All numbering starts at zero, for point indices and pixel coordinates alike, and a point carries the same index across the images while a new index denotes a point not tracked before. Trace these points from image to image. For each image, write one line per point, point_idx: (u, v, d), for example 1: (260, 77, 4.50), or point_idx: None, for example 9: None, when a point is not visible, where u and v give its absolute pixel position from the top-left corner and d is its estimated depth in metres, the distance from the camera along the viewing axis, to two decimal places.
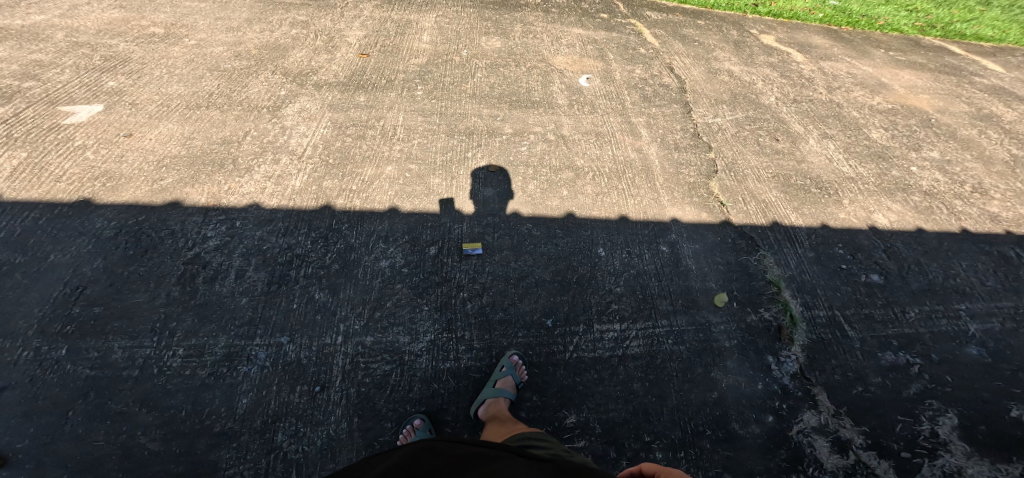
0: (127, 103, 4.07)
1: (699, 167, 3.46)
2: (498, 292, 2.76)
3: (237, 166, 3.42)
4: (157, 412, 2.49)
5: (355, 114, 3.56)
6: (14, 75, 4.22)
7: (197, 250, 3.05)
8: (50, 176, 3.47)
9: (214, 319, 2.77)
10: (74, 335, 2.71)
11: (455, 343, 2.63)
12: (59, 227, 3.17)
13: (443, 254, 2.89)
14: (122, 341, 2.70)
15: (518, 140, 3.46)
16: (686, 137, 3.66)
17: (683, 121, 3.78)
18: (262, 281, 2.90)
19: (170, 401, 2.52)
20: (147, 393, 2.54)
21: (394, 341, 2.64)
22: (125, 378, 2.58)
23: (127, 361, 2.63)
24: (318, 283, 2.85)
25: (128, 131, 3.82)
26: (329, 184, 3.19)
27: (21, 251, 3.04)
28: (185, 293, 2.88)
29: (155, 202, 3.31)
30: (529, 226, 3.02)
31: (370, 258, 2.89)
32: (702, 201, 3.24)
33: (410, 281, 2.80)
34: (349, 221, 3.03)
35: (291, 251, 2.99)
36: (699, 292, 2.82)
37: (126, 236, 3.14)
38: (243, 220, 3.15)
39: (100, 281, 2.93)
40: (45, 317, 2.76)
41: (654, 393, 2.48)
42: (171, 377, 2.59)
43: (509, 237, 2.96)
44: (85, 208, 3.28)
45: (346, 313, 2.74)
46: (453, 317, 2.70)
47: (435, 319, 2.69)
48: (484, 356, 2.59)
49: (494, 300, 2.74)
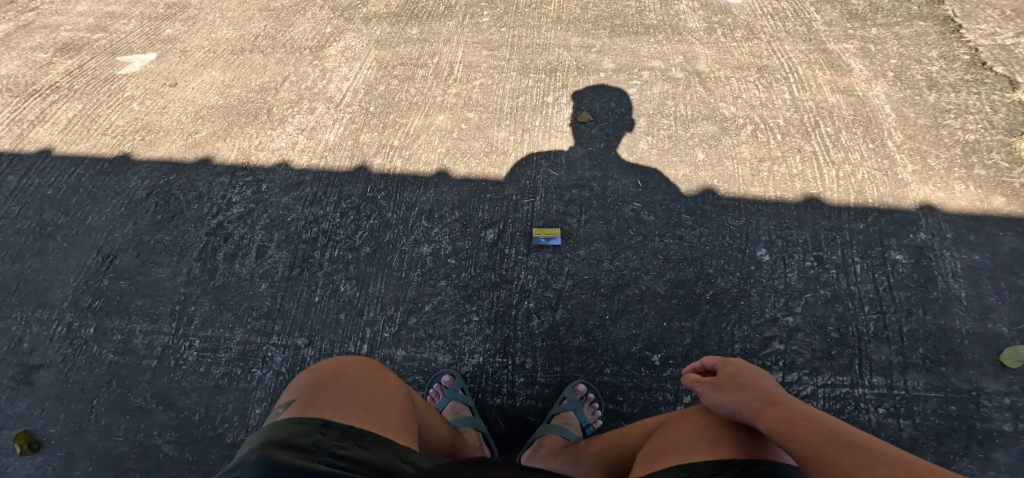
0: (178, 50, 3.53)
1: (988, 115, 2.15)
2: (581, 307, 1.83)
3: (272, 116, 2.76)
4: (173, 412, 1.92)
5: (404, 50, 2.75)
6: (86, 27, 3.77)
7: (220, 219, 2.39)
8: (97, 129, 3.03)
9: (231, 307, 2.13)
10: (102, 311, 2.20)
11: (511, 373, 1.78)
12: (100, 184, 2.70)
13: (503, 241, 1.98)
14: (144, 323, 2.15)
15: (625, 78, 2.43)
16: (925, 73, 2.33)
17: (948, 45, 2.42)
18: (284, 263, 2.17)
19: (185, 401, 1.94)
20: (166, 388, 1.98)
21: (432, 358, 1.84)
22: (145, 369, 2.03)
23: (147, 349, 2.08)
24: (345, 272, 2.06)
25: (173, 81, 3.31)
26: (366, 138, 2.36)
27: (63, 211, 2.60)
28: (204, 272, 2.26)
29: (186, 159, 2.73)
30: (642, 210, 2.01)
31: (409, 241, 2.05)
32: (994, 174, 1.98)
33: (457, 279, 1.94)
34: (386, 189, 2.17)
35: (317, 226, 2.19)
36: (971, 339, 1.65)
37: (156, 198, 2.60)
38: (270, 183, 2.41)
39: (129, 249, 2.40)
40: (78, 288, 2.28)
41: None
42: (188, 373, 2.00)
43: (616, 224, 1.98)
44: (123, 164, 2.78)
45: (371, 314, 1.96)
46: (512, 337, 1.83)
47: (487, 336, 1.84)
48: (549, 396, 1.74)
49: (572, 318, 1.81)
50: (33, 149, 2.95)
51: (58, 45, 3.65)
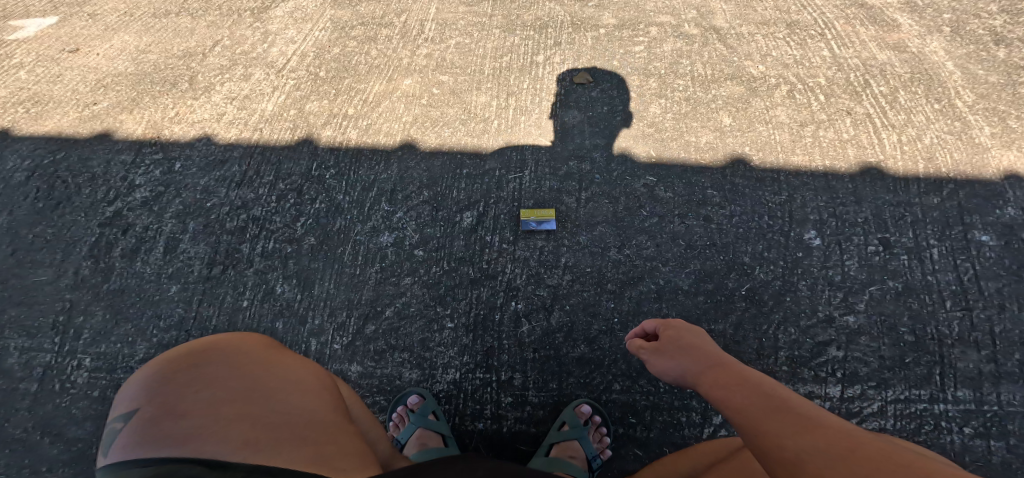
0: (84, 12, 2.83)
1: None
2: (582, 308, 1.47)
3: (195, 84, 2.29)
4: (62, 446, 1.47)
5: (365, 8, 2.31)
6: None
7: (120, 206, 1.89)
8: None
9: (133, 315, 1.67)
10: None
11: (496, 391, 1.42)
12: None
13: (484, 226, 1.60)
14: (19, 338, 1.64)
15: (631, 33, 1.93)
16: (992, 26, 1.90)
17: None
18: (202, 258, 1.71)
19: (78, 432, 1.49)
20: (47, 421, 1.52)
21: (396, 375, 1.47)
22: (22, 395, 1.55)
23: (25, 370, 1.59)
24: (281, 269, 1.63)
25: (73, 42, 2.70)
26: (314, 107, 1.94)
27: None
28: (97, 273, 1.76)
29: (80, 134, 2.20)
30: (657, 186, 1.59)
31: (366, 229, 1.64)
32: None
33: (426, 275, 1.56)
34: (337, 165, 1.75)
35: (245, 212, 1.75)
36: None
37: (39, 182, 2.05)
38: (186, 161, 1.95)
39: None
40: None
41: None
42: (77, 401, 1.54)
43: (624, 202, 1.58)
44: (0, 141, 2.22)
45: (316, 322, 1.55)
46: (497, 346, 1.47)
47: (464, 346, 1.48)
48: (544, 419, 1.40)
49: (572, 322, 1.46)
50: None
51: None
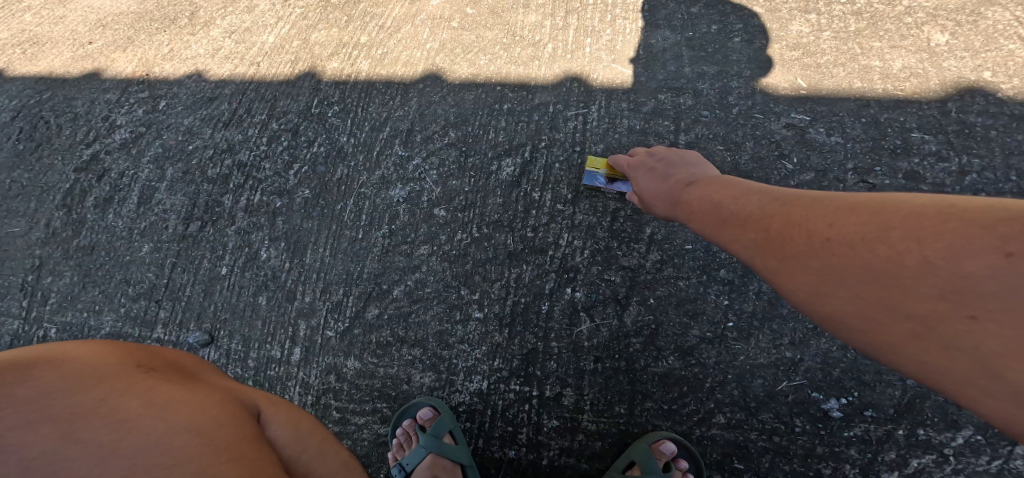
0: None
1: None
2: (667, 300, 1.05)
3: (195, 21, 1.97)
4: None
5: None
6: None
7: (98, 147, 1.57)
8: None
9: (95, 278, 1.36)
10: None
11: (533, 413, 1.01)
12: None
13: (530, 179, 1.18)
14: None
15: None
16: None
17: None
18: (177, 211, 1.37)
19: None
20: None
21: (403, 378, 1.08)
22: None
23: None
24: (268, 227, 1.27)
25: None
26: (321, 36, 1.54)
27: None
28: (64, 226, 1.46)
29: (69, 73, 1.92)
30: (812, 126, 1.13)
31: (375, 179, 1.25)
32: None
33: (449, 242, 1.16)
34: (344, 100, 1.37)
35: (231, 156, 1.39)
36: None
37: (21, 124, 1.82)
38: (172, 98, 1.61)
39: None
40: None
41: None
42: None
43: (753, 148, 1.13)
44: None
45: (306, 300, 1.17)
46: (542, 346, 1.05)
47: (496, 343, 1.07)
48: (605, 455, 0.99)
49: (650, 318, 1.05)
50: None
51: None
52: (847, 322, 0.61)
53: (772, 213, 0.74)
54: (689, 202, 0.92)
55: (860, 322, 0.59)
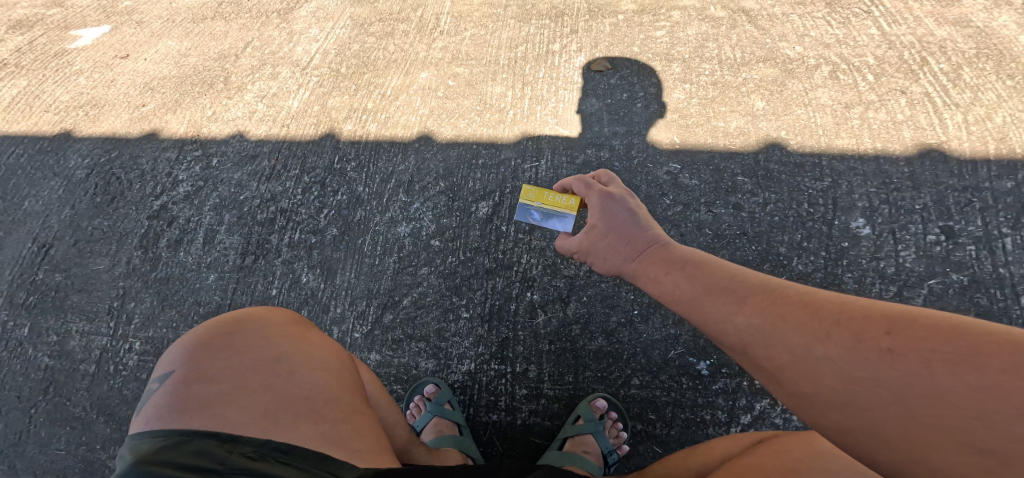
0: (134, 21, 3.12)
1: None
2: (600, 299, 1.47)
3: (229, 84, 2.34)
4: (118, 425, 1.67)
5: (385, 5, 2.26)
6: (41, 4, 3.41)
7: (165, 200, 2.00)
8: (41, 107, 2.72)
9: (174, 303, 1.78)
10: (36, 309, 1.89)
11: (509, 383, 1.42)
12: (39, 165, 2.35)
13: (500, 216, 1.59)
14: (81, 322, 1.83)
15: (650, 20, 1.83)
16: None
17: None
18: (235, 248, 1.79)
19: (129, 412, 1.67)
20: (105, 398, 1.71)
21: (413, 365, 1.48)
22: (83, 375, 1.75)
23: (85, 352, 1.78)
24: (306, 257, 1.68)
25: (124, 53, 2.84)
26: (336, 102, 1.96)
27: None
28: (145, 262, 1.89)
29: (131, 133, 2.31)
30: (681, 173, 1.52)
31: (383, 218, 1.67)
32: None
33: (442, 263, 1.57)
34: (357, 157, 1.79)
35: (273, 204, 1.81)
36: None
37: (96, 178, 2.22)
38: (222, 156, 2.02)
39: (64, 237, 2.06)
40: (10, 281, 1.98)
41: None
42: (127, 382, 1.72)
43: (646, 190, 1.51)
44: (65, 142, 2.38)
45: (338, 311, 1.58)
46: (512, 336, 1.46)
47: (479, 337, 1.47)
48: (560, 413, 1.39)
49: (587, 312, 1.46)
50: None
51: (13, 24, 3.33)
52: (883, 432, 0.68)
53: (782, 304, 0.82)
54: (675, 270, 0.99)
55: (902, 437, 0.66)
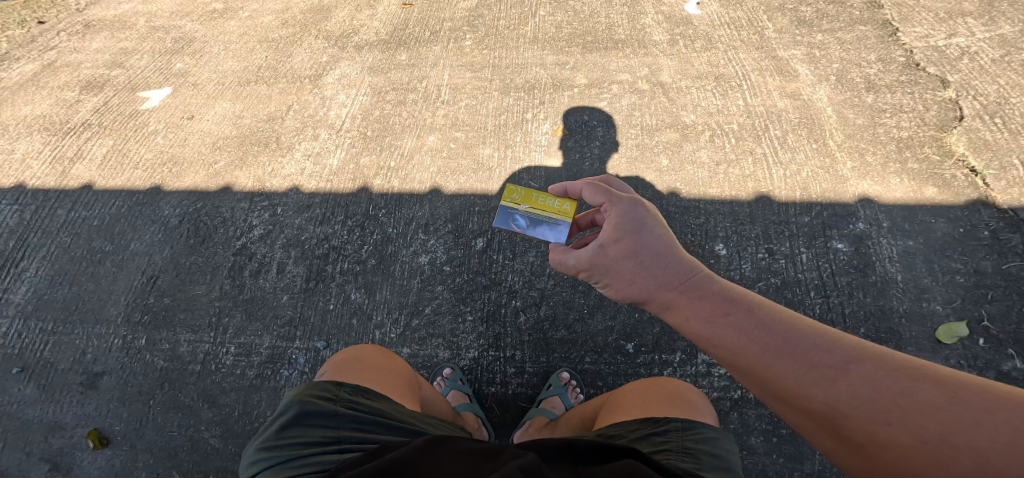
0: (189, 83, 3.57)
1: (920, 112, 2.09)
2: (562, 304, 2.16)
3: (281, 144, 2.90)
4: (216, 409, 2.35)
5: (396, 75, 2.87)
6: (105, 64, 3.86)
7: (244, 241, 2.69)
8: (130, 164, 3.17)
9: (259, 317, 2.47)
10: (150, 325, 2.60)
11: (501, 365, 2.10)
12: (138, 213, 2.95)
13: (494, 250, 2.29)
14: (187, 334, 2.54)
15: (596, 92, 2.44)
16: (896, 70, 2.20)
17: (886, 48, 2.27)
18: (301, 276, 2.47)
19: (226, 399, 2.37)
20: (209, 388, 2.41)
21: (434, 354, 2.14)
22: (190, 372, 2.45)
23: (192, 355, 2.49)
24: (354, 282, 2.35)
25: (190, 114, 3.33)
26: (367, 161, 2.61)
27: (108, 240, 2.89)
28: (234, 288, 2.58)
29: (211, 188, 2.93)
30: None
31: (408, 252, 2.34)
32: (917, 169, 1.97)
33: (452, 283, 2.24)
34: (386, 206, 2.45)
35: (327, 243, 2.48)
36: (910, 317, 1.75)
37: (187, 224, 2.85)
38: (285, 206, 2.68)
39: (169, 271, 2.73)
40: (129, 305, 2.67)
41: (784, 453, 1.89)
42: (226, 376, 2.41)
43: None
44: (158, 194, 2.99)
45: (380, 318, 2.24)
46: (503, 332, 2.14)
47: (480, 333, 2.15)
48: (537, 384, 2.06)
49: (554, 313, 2.15)
50: (75, 185, 3.14)
51: (87, 85, 3.74)
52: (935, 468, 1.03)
53: (818, 360, 1.19)
54: (719, 317, 1.34)
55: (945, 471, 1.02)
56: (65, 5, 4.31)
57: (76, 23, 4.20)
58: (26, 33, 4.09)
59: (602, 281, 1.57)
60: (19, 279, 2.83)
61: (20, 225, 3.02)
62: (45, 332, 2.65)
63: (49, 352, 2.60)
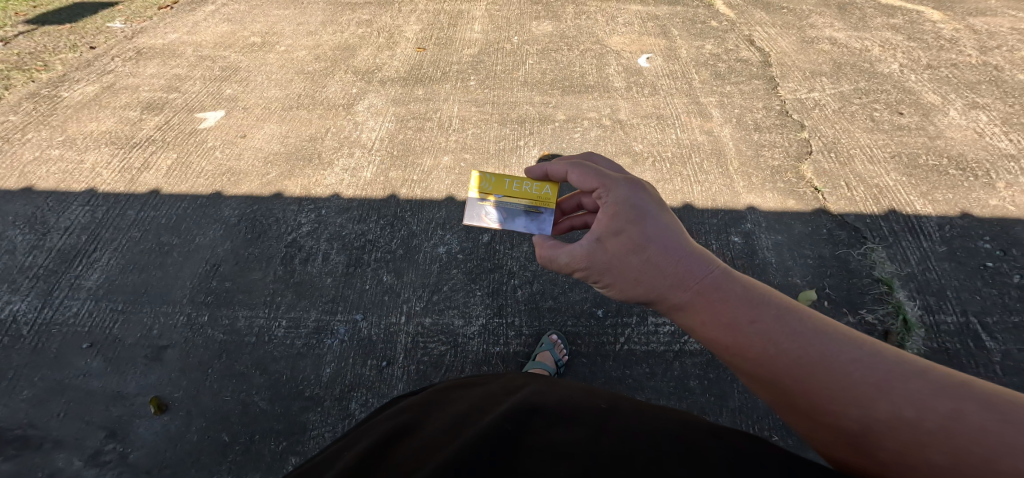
0: (242, 108, 3.97)
1: (787, 147, 2.87)
2: (548, 281, 2.87)
3: (321, 160, 3.53)
4: (268, 375, 2.58)
5: (414, 107, 3.64)
6: (162, 88, 4.16)
7: (294, 236, 3.14)
8: (193, 172, 3.51)
9: (308, 295, 2.86)
10: (213, 303, 2.85)
11: (504, 328, 2.71)
12: (201, 214, 3.26)
13: (499, 242, 3.05)
14: (245, 310, 2.82)
15: (572, 126, 3.19)
16: (772, 116, 3.06)
17: (769, 98, 3.20)
18: (342, 263, 2.99)
19: (276, 366, 2.61)
20: (262, 358, 2.65)
21: (450, 321, 2.73)
22: (247, 344, 2.69)
23: (248, 329, 2.74)
24: (386, 267, 2.95)
25: (242, 133, 3.79)
26: (394, 175, 3.34)
27: (172, 235, 3.15)
28: (286, 273, 2.96)
29: (264, 194, 3.37)
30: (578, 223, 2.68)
31: (429, 244, 3.03)
32: (789, 187, 2.66)
33: (465, 267, 2.94)
34: (411, 209, 3.17)
35: (363, 237, 3.09)
36: (782, 288, 2.27)
37: (244, 223, 3.21)
38: (328, 208, 3.26)
39: (229, 260, 3.03)
40: (192, 288, 2.91)
41: (714, 392, 2.44)
42: (278, 345, 2.68)
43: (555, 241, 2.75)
44: (219, 199, 3.34)
45: (409, 294, 2.84)
46: (504, 303, 2.79)
47: (486, 304, 2.79)
48: (533, 342, 2.64)
49: (543, 288, 2.84)
50: (143, 190, 3.40)
51: (147, 104, 4.01)
52: None
53: (851, 374, 1.10)
54: (745, 325, 1.25)
55: None
56: (114, 34, 4.76)
57: (128, 49, 4.59)
58: (80, 57, 4.46)
59: (602, 281, 1.56)
60: (90, 267, 2.99)
61: (91, 223, 3.21)
62: (113, 310, 2.81)
63: (117, 328, 2.75)
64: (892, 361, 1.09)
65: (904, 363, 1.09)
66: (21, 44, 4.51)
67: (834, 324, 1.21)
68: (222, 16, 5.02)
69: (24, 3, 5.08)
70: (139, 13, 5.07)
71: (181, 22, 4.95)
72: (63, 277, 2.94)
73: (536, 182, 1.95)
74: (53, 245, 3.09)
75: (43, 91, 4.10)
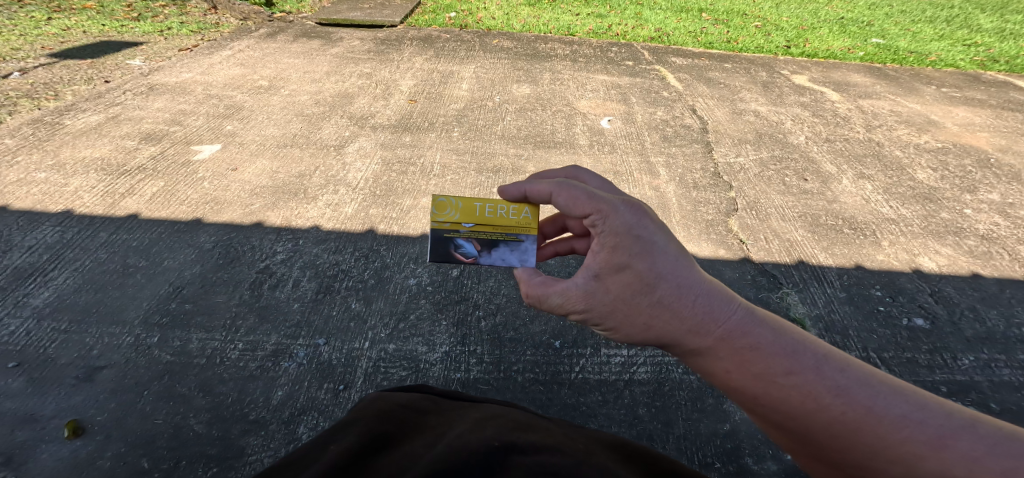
0: (239, 143, 4.02)
1: (719, 205, 3.19)
2: (511, 314, 2.91)
3: (306, 195, 3.55)
4: (210, 397, 2.30)
5: (401, 152, 3.95)
6: (164, 121, 4.21)
7: (267, 262, 3.01)
8: (177, 199, 3.39)
9: (271, 319, 2.68)
10: (167, 324, 2.60)
11: (466, 355, 2.66)
12: (175, 238, 3.10)
13: (464, 276, 3.13)
14: (200, 333, 2.58)
15: None
16: (707, 177, 3.45)
17: (706, 161, 3.62)
18: (312, 289, 2.88)
19: (222, 388, 2.35)
20: (209, 380, 2.38)
21: (412, 348, 2.66)
22: (195, 365, 2.43)
23: (200, 351, 2.50)
24: (356, 295, 2.89)
25: (234, 166, 3.77)
26: (374, 212, 3.45)
27: (140, 257, 2.96)
28: (252, 296, 2.80)
29: (244, 223, 3.27)
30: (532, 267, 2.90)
31: (401, 276, 3.05)
32: (720, 238, 2.93)
33: (433, 298, 2.94)
34: (387, 244, 3.23)
35: (337, 266, 3.05)
36: None
37: (219, 248, 3.06)
38: (305, 238, 3.20)
39: (195, 283, 2.83)
40: (148, 309, 2.67)
41: (661, 420, 2.45)
42: (229, 368, 2.44)
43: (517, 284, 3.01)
44: (198, 225, 3.21)
45: (374, 321, 2.77)
46: (468, 333, 2.77)
47: (451, 333, 2.76)
48: (492, 369, 2.61)
49: (506, 320, 2.87)
50: (122, 214, 3.23)
51: (146, 136, 3.99)
52: None
53: (899, 437, 1.00)
54: (780, 377, 1.10)
55: None
56: (131, 70, 5.04)
57: (141, 85, 4.78)
58: (93, 89, 4.62)
59: (599, 322, 1.31)
60: (43, 286, 2.73)
61: (58, 242, 2.99)
62: (55, 329, 2.52)
63: (52, 349, 2.44)
64: (939, 415, 1.01)
65: (949, 416, 1.00)
66: (39, 75, 4.74)
67: (870, 370, 1.10)
68: (235, 61, 5.43)
69: (52, 41, 5.47)
70: (153, 55, 5.43)
71: (198, 63, 5.33)
72: (12, 295, 2.67)
73: (512, 206, 1.60)
74: (12, 263, 2.83)
75: (47, 118, 4.11)
